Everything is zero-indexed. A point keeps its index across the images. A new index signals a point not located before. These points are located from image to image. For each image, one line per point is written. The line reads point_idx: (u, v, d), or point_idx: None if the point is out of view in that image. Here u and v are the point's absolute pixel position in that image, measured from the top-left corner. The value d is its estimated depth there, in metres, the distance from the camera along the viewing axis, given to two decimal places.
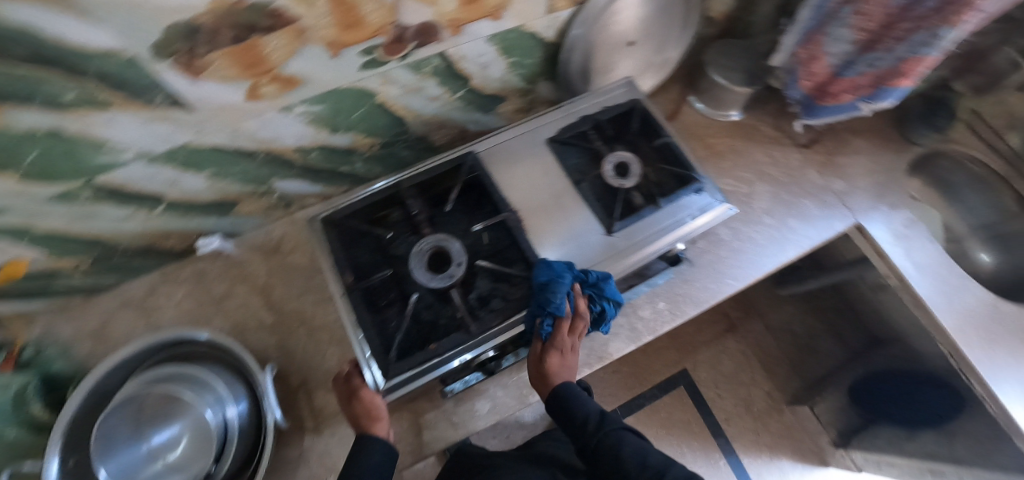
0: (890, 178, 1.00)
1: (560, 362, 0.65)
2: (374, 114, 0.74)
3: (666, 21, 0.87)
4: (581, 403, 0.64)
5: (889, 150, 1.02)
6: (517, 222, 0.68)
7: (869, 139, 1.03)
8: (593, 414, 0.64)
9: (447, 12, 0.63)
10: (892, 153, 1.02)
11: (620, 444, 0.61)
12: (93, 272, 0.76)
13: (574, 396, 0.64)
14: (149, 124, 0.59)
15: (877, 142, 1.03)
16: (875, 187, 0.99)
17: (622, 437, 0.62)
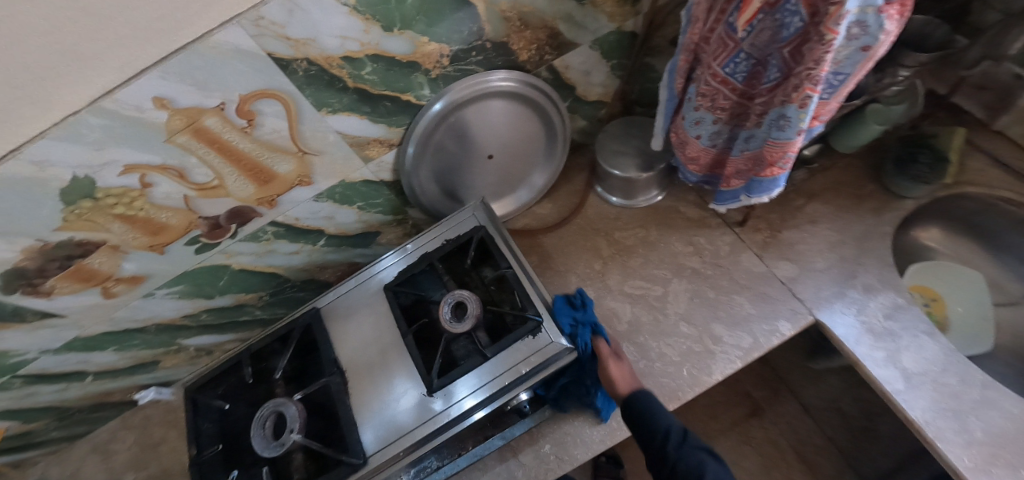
0: (862, 251, 0.79)
1: (614, 369, 0.67)
2: (241, 278, 0.81)
3: (526, 127, 0.82)
4: (659, 416, 0.61)
5: (862, 211, 0.83)
6: (338, 386, 0.68)
7: (833, 202, 0.84)
8: (673, 430, 0.60)
9: (248, 194, 0.67)
10: (864, 214, 0.82)
11: (697, 468, 0.56)
12: (63, 428, 0.91)
13: (652, 406, 0.62)
14: (36, 332, 0.70)
15: (844, 202, 0.84)
16: (839, 266, 0.78)
17: (710, 460, 0.58)
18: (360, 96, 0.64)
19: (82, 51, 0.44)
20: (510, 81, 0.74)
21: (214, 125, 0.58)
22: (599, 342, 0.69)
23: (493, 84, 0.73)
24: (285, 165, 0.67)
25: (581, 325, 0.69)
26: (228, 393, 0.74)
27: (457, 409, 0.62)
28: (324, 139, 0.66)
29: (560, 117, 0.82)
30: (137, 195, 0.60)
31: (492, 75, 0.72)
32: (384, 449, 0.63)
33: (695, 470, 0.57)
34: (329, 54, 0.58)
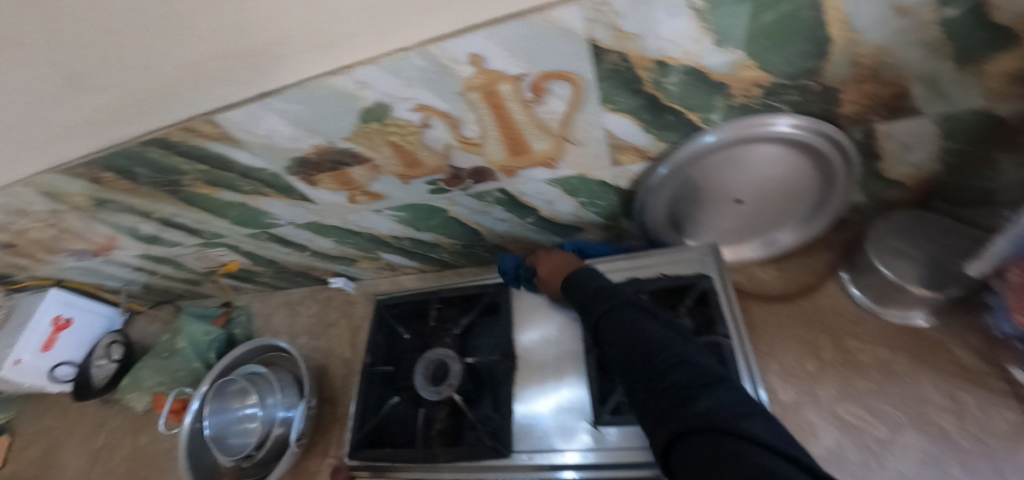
0: None
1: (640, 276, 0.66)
2: (450, 224, 0.85)
3: (795, 180, 0.69)
4: (591, 278, 0.63)
5: None
6: (508, 369, 0.68)
7: None
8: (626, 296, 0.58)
9: (497, 160, 0.68)
10: None
11: (625, 323, 0.53)
12: (274, 278, 1.11)
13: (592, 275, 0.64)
14: (292, 207, 0.83)
15: None
16: None
17: (677, 331, 0.52)
18: (646, 102, 0.58)
19: None
20: (802, 129, 0.61)
21: (506, 91, 0.58)
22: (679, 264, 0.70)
23: (783, 131, 0.61)
24: (543, 144, 0.65)
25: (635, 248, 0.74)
26: (407, 322, 0.80)
27: (637, 455, 0.56)
28: (590, 133, 0.63)
29: (844, 182, 0.68)
30: (414, 131, 0.64)
31: (780, 120, 0.60)
32: (531, 455, 0.61)
33: (675, 362, 0.46)
34: (641, 53, 0.52)
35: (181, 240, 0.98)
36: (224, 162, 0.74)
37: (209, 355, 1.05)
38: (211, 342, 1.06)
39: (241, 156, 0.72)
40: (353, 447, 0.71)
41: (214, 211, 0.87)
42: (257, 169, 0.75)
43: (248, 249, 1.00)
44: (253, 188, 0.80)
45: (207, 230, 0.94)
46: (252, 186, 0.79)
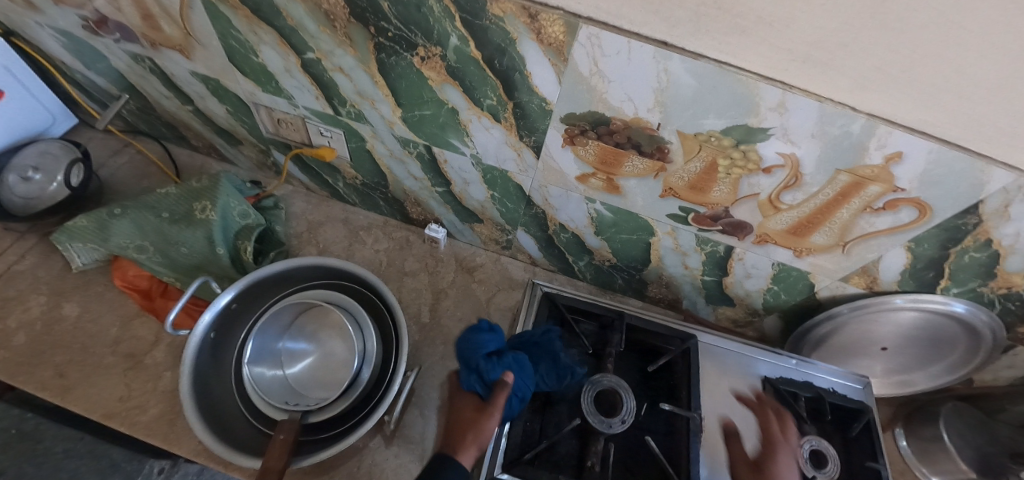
0: None
1: (482, 421, 0.60)
2: (635, 246, 0.80)
3: (939, 349, 0.80)
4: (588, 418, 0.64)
5: None
6: (696, 427, 0.65)
7: None
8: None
9: (769, 227, 0.68)
10: None
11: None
12: (352, 188, 0.90)
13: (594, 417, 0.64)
14: (504, 147, 0.69)
15: None
16: None
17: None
18: (933, 254, 0.65)
19: (953, 97, 0.46)
20: (981, 321, 0.71)
21: (868, 190, 0.59)
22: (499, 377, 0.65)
23: (955, 312, 0.71)
24: (822, 240, 0.67)
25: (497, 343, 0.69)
26: (573, 332, 0.73)
27: None
28: (867, 252, 0.68)
29: (975, 363, 0.79)
30: (749, 168, 0.60)
31: (957, 305, 0.70)
32: None
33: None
34: (988, 228, 0.59)
35: (298, 96, 0.73)
36: (506, 67, 0.58)
37: (242, 242, 0.80)
38: (249, 228, 0.81)
39: (539, 77, 0.57)
40: (507, 462, 0.60)
41: (399, 97, 0.67)
42: (530, 94, 0.60)
43: (370, 148, 0.79)
44: (490, 107, 0.64)
45: (354, 105, 0.71)
46: (495, 104, 0.63)
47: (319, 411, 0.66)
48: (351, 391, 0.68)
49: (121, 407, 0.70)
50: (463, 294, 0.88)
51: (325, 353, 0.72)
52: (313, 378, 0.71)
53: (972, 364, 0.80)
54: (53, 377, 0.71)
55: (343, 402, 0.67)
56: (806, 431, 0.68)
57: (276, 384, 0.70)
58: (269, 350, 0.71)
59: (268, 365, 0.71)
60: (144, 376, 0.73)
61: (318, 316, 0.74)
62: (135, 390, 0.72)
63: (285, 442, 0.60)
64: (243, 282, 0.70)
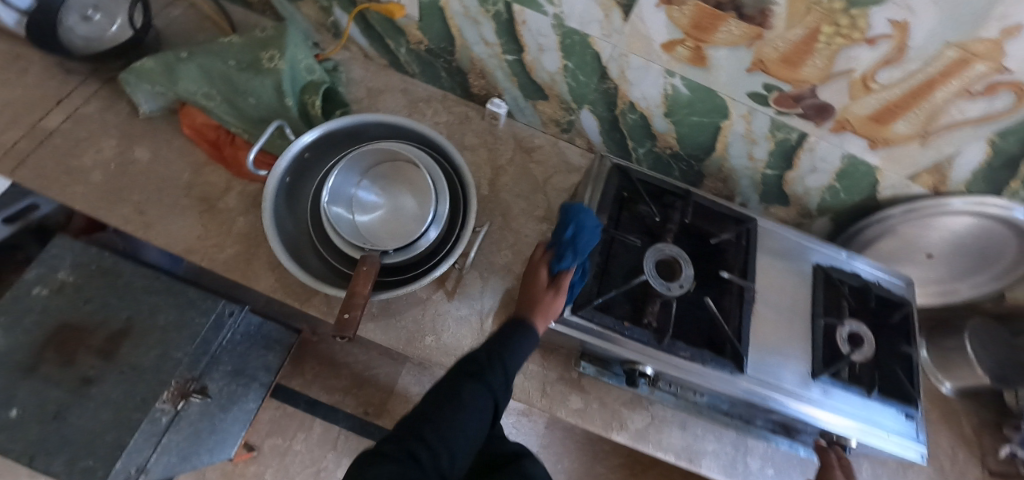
0: None
1: (549, 301, 0.60)
2: (703, 130, 0.79)
3: (984, 262, 0.81)
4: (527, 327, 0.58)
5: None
6: (751, 299, 0.68)
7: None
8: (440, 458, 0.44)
9: (854, 112, 0.67)
10: None
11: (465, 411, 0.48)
12: (414, 54, 0.87)
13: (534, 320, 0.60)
14: (592, 4, 0.66)
15: None
16: None
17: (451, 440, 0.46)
18: (1015, 151, 0.64)
19: None
20: None
21: (972, 70, 0.56)
22: (568, 269, 0.62)
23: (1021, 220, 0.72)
24: (905, 128, 0.66)
25: (571, 241, 0.63)
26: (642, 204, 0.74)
27: (835, 418, 0.66)
28: (946, 146, 0.67)
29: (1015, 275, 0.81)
30: (853, 39, 0.58)
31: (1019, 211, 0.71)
32: (761, 382, 0.65)
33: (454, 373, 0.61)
34: None
35: None
36: None
37: (307, 97, 0.80)
38: (314, 83, 0.80)
39: None
40: (577, 305, 0.63)
41: None
42: None
43: (443, 4, 0.75)
44: None
45: None
46: None
47: (396, 253, 0.69)
48: (422, 242, 0.69)
49: (200, 246, 0.73)
50: (521, 172, 0.89)
51: (395, 207, 0.75)
52: (380, 228, 0.73)
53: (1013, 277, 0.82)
54: (134, 212, 0.73)
55: (417, 249, 0.69)
56: (848, 314, 0.72)
57: (348, 227, 0.71)
58: (346, 194, 0.73)
59: (342, 206, 0.72)
60: (218, 219, 0.76)
61: (393, 172, 0.76)
62: (211, 231, 0.75)
63: (370, 273, 0.62)
64: (321, 126, 0.71)
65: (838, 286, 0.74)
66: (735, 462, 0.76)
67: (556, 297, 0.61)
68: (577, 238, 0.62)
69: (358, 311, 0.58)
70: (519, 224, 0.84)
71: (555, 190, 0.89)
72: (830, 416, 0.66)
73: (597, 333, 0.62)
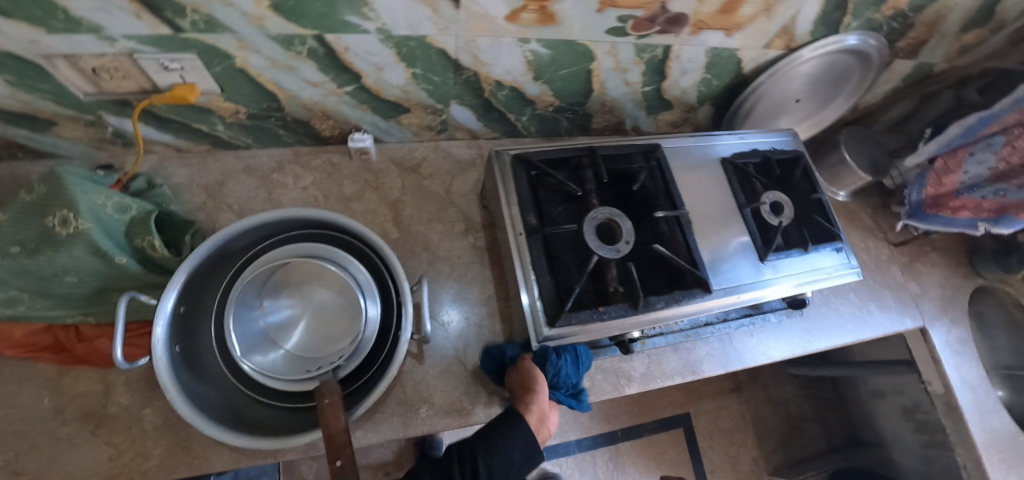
0: (959, 297, 1.06)
1: (522, 380, 0.65)
2: (576, 78, 0.76)
3: (835, 87, 0.91)
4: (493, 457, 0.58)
5: (960, 273, 1.08)
6: (688, 222, 0.71)
7: (946, 256, 1.09)
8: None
9: (703, 12, 0.66)
10: (963, 277, 1.08)
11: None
12: (240, 127, 0.72)
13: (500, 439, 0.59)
14: (413, 5, 0.57)
15: (952, 261, 1.09)
16: (944, 300, 1.04)
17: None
18: None
19: None
20: (871, 46, 0.81)
21: None
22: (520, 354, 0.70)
23: (859, 44, 0.80)
24: (750, 10, 0.68)
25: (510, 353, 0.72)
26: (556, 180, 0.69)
27: (790, 281, 0.74)
28: (787, 10, 0.70)
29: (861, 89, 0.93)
30: None
31: (852, 38, 0.79)
32: (727, 290, 0.70)
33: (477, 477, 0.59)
34: None
35: (113, 23, 0.52)
36: None
37: (138, 239, 0.63)
38: (136, 219, 0.64)
39: None
40: (552, 317, 0.61)
41: None
42: None
43: (243, 65, 0.61)
44: None
45: (195, 10, 0.53)
46: None
47: (349, 360, 0.61)
48: (368, 334, 0.62)
49: (120, 465, 0.60)
50: (419, 196, 0.82)
51: (315, 307, 0.66)
52: (312, 339, 0.64)
53: (858, 89, 0.93)
54: (10, 479, 0.58)
55: (367, 347, 0.62)
56: (765, 190, 0.78)
57: (283, 362, 0.62)
58: (256, 330, 0.63)
59: (259, 343, 0.63)
60: (120, 427, 0.62)
61: (291, 275, 0.65)
62: (120, 443, 0.61)
63: (335, 402, 0.56)
64: (179, 272, 0.57)
65: (746, 169, 0.79)
66: (726, 351, 0.85)
67: (525, 372, 0.66)
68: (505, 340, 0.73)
69: (348, 452, 0.53)
70: (447, 250, 0.79)
71: (462, 197, 0.83)
72: (785, 284, 0.73)
73: (583, 332, 0.62)
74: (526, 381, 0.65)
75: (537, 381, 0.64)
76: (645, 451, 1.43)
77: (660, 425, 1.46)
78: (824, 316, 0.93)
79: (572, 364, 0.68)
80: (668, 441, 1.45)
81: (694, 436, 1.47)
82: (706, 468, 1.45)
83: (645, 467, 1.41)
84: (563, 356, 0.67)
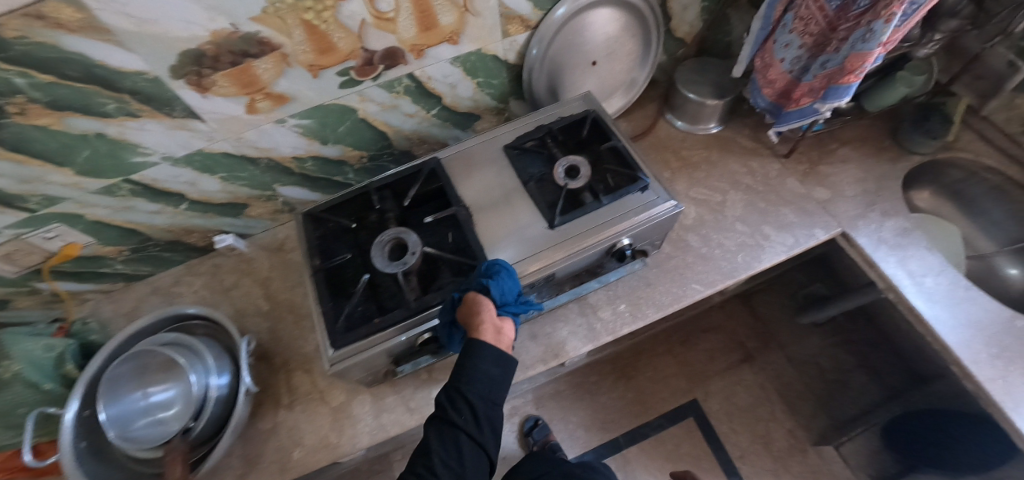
0: (883, 186, 0.94)
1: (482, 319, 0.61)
2: (358, 129, 0.87)
3: (624, 37, 0.92)
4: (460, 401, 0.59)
5: (880, 160, 0.97)
6: (465, 216, 0.75)
7: (856, 148, 0.99)
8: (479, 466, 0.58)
9: (408, 38, 0.76)
10: (884, 162, 0.96)
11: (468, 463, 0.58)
12: (133, 260, 0.92)
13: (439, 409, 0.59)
14: (171, 132, 0.74)
15: (866, 150, 0.98)
16: (864, 195, 0.94)
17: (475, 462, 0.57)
18: None
19: None
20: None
21: None
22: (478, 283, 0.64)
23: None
24: (449, 18, 0.75)
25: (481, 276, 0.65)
26: (336, 221, 0.78)
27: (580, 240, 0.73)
28: (486, 2, 0.76)
29: (654, 25, 0.92)
30: (328, 6, 0.66)
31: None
32: (513, 267, 0.71)
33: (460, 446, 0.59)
34: None
35: None
36: (81, 71, 0.61)
37: (64, 366, 0.82)
38: (61, 353, 0.83)
39: (111, 57, 0.62)
40: (333, 339, 0.68)
41: (49, 157, 0.70)
42: (129, 75, 0.65)
43: (95, 217, 0.81)
44: (118, 109, 0.68)
45: (32, 194, 0.73)
46: (117, 104, 0.67)
47: (196, 424, 0.73)
48: (210, 399, 0.74)
49: None
50: (285, 268, 0.95)
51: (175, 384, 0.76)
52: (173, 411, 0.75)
53: (653, 27, 0.93)
54: None
55: (209, 410, 0.74)
56: (557, 157, 0.81)
57: (151, 431, 0.73)
58: (135, 409, 0.73)
59: (136, 419, 0.73)
60: None
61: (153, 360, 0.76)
62: None
63: (176, 460, 0.69)
64: (80, 386, 0.74)
65: (529, 148, 0.83)
66: (593, 324, 0.84)
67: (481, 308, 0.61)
68: (490, 267, 0.66)
69: None
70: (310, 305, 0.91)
71: None
72: (582, 243, 0.73)
73: (366, 345, 0.68)
74: (471, 310, 0.61)
75: (483, 315, 0.60)
76: (657, 452, 1.35)
77: (665, 420, 1.38)
78: (706, 258, 0.88)
79: (508, 280, 0.64)
80: (681, 436, 1.37)
81: (709, 421, 1.37)
82: (732, 453, 1.34)
83: (661, 468, 1.33)
84: (498, 278, 0.63)
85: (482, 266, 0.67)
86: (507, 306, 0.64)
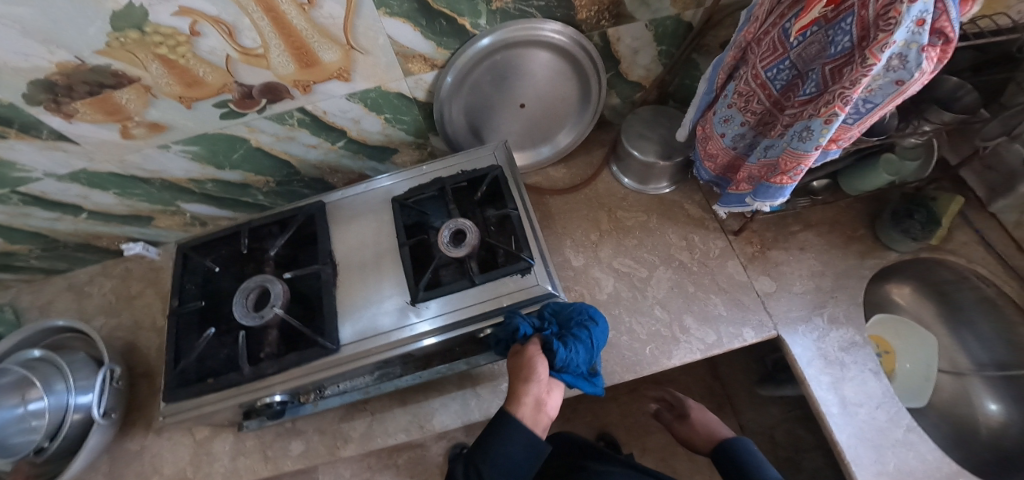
0: (838, 287, 0.81)
1: (545, 393, 0.57)
2: (255, 157, 0.82)
3: (555, 78, 0.82)
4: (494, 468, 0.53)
5: (844, 254, 0.83)
6: (329, 276, 0.70)
7: (820, 235, 0.85)
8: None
9: (287, 74, 0.69)
10: (847, 258, 0.83)
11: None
12: (46, 257, 0.93)
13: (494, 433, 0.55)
14: (46, 152, 0.71)
15: (830, 239, 0.85)
16: (813, 295, 0.81)
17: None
18: (417, 9, 0.64)
19: None
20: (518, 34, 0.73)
21: None
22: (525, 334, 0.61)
23: (500, 39, 0.73)
24: (331, 55, 0.67)
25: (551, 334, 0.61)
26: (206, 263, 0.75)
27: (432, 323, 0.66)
28: (374, 40, 0.67)
29: (591, 69, 0.79)
30: (182, 42, 0.60)
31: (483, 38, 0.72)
32: (359, 344, 0.65)
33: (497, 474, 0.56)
34: None
35: None
36: None
37: None
38: None
39: None
40: (169, 392, 0.67)
41: None
42: None
43: None
44: None
45: None
46: None
47: (52, 442, 0.73)
48: (67, 420, 0.73)
49: None
50: None
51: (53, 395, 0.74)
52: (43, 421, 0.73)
53: (590, 71, 0.80)
54: None
55: (64, 431, 0.73)
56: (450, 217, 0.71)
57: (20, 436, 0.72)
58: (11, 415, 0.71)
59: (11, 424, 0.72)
60: None
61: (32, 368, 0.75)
62: None
63: None
64: None
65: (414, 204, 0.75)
66: (467, 400, 0.78)
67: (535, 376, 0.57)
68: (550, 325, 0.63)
69: None
70: None
71: None
72: (439, 326, 0.65)
73: (197, 405, 0.66)
74: (520, 368, 0.58)
75: (537, 374, 0.57)
76: None
77: None
78: (609, 345, 0.79)
79: (580, 348, 0.61)
80: None
81: None
82: None
83: None
84: (571, 344, 0.60)
85: (559, 311, 0.65)
86: (565, 372, 0.60)
